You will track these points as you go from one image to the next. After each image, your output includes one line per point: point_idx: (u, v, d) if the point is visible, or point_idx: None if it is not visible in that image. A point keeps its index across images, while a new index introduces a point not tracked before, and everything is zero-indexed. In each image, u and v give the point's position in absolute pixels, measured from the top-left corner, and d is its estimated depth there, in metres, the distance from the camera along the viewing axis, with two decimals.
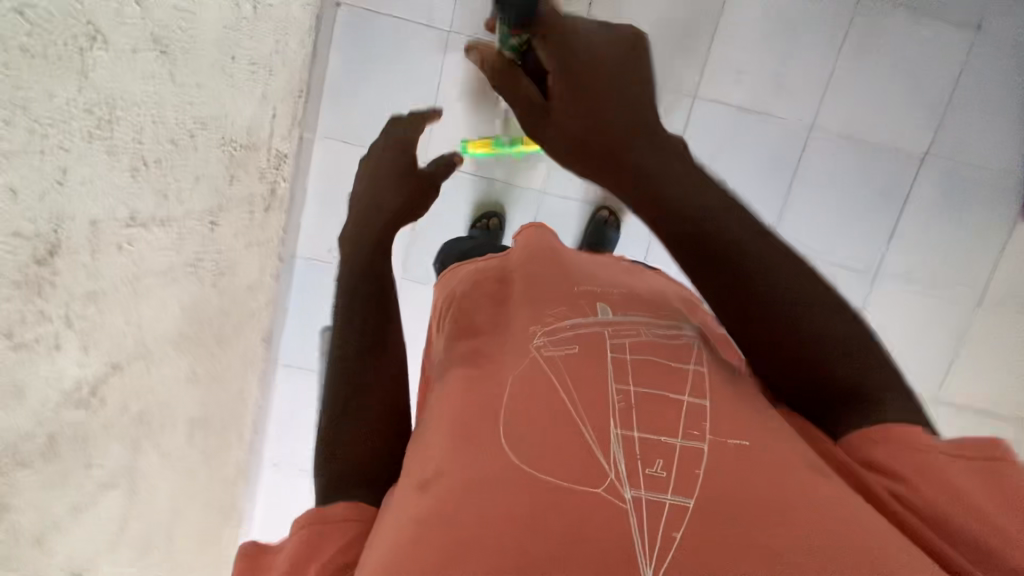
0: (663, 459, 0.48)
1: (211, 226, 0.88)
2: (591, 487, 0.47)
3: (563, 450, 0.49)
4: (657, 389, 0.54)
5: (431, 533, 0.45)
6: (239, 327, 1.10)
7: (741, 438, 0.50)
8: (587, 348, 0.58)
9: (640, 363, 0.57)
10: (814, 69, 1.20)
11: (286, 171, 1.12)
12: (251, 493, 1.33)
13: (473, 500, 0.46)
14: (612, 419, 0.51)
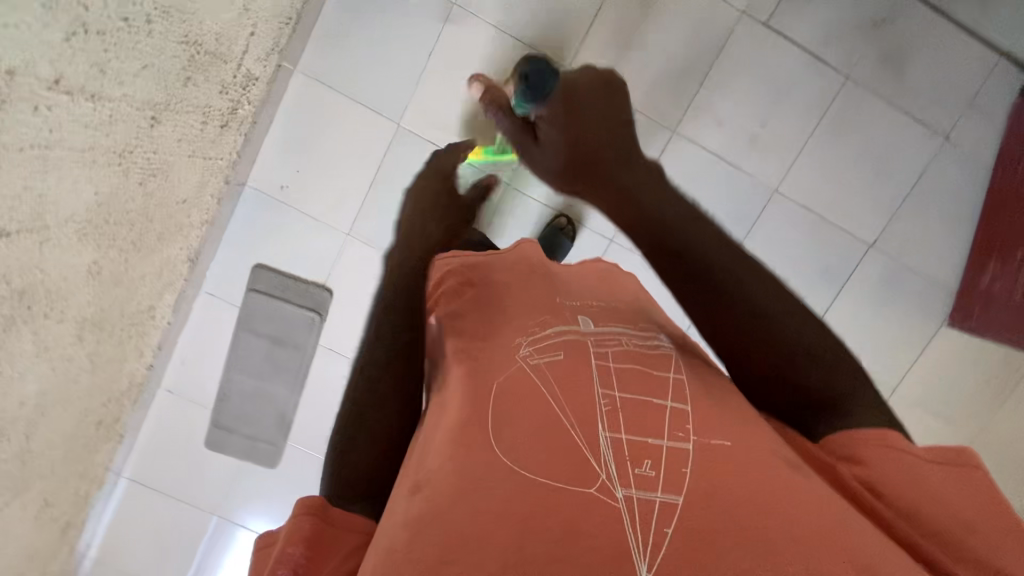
0: (650, 458, 0.49)
1: (149, 120, 0.86)
2: (581, 486, 0.47)
3: (553, 453, 0.50)
4: (639, 395, 0.55)
5: (423, 533, 0.45)
6: (163, 239, 1.06)
7: (721, 438, 0.50)
8: (572, 354, 0.59)
9: (622, 371, 0.57)
10: (792, 135, 1.23)
11: (255, 94, 1.09)
12: (139, 412, 1.31)
13: (467, 501, 0.47)
14: (599, 423, 0.52)
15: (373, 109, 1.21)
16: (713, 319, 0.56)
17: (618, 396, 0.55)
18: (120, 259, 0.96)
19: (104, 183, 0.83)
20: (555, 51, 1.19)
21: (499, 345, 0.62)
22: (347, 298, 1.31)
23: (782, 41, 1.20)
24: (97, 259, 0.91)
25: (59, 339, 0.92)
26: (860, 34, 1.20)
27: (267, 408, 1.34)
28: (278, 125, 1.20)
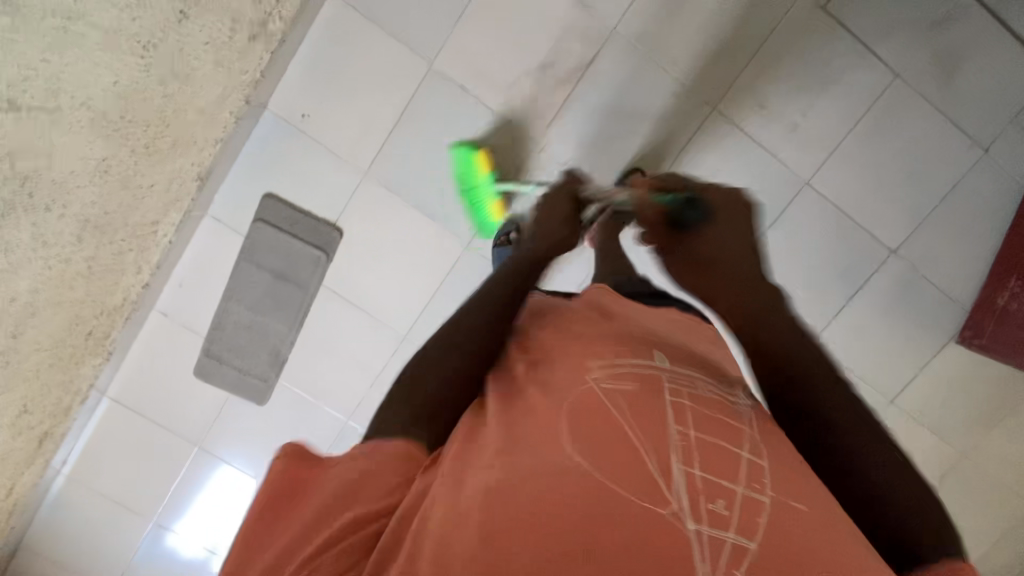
0: (724, 498, 0.49)
1: (178, 16, 0.81)
2: (655, 509, 0.48)
3: (626, 473, 0.50)
4: (714, 436, 0.54)
5: (492, 538, 0.46)
6: (176, 149, 1.00)
7: (797, 501, 0.51)
8: (646, 384, 0.58)
9: (698, 408, 0.57)
10: (831, 129, 1.20)
11: (288, 11, 1.04)
12: (129, 332, 1.27)
13: (539, 509, 0.48)
14: (675, 456, 0.52)
15: (406, 44, 1.15)
16: (806, 422, 0.63)
17: (692, 433, 0.54)
18: (130, 161, 0.91)
19: (123, 72, 0.78)
20: (603, 7, 1.14)
21: (567, 363, 0.62)
22: (357, 241, 1.27)
23: (837, 29, 1.15)
24: (106, 156, 0.86)
25: (58, 237, 0.87)
26: (917, 32, 1.16)
27: (261, 342, 1.31)
28: (306, 48, 1.14)
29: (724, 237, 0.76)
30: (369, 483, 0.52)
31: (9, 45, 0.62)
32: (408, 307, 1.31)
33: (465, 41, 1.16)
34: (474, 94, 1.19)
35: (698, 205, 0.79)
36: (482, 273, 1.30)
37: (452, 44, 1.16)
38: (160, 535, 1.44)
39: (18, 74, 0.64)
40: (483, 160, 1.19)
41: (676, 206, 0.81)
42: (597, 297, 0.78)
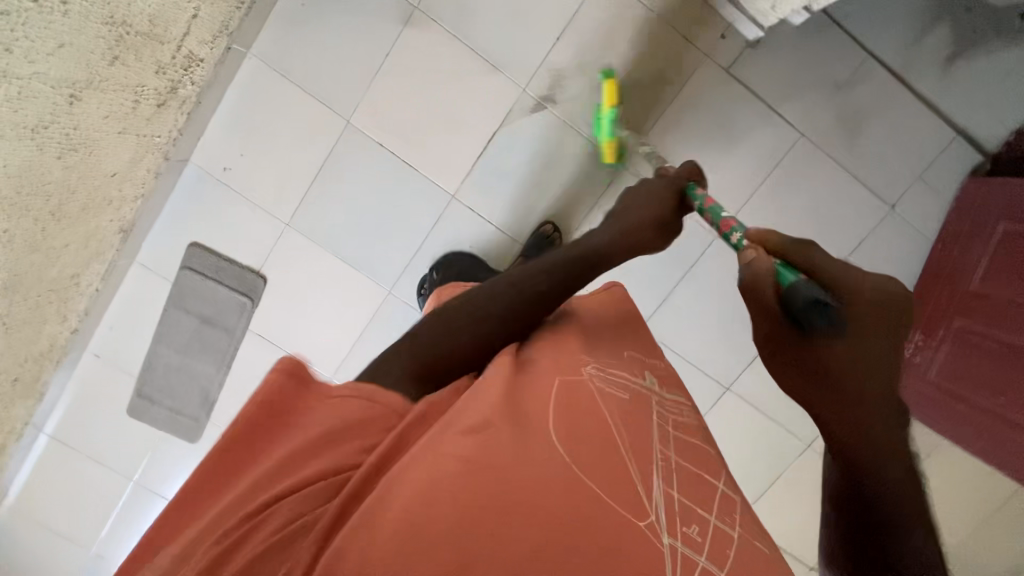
0: (697, 524, 0.57)
1: (69, 100, 0.85)
2: (636, 517, 0.54)
3: (614, 475, 0.56)
4: (693, 467, 0.64)
5: (456, 481, 0.50)
6: (87, 210, 1.05)
7: (759, 543, 0.60)
8: (635, 406, 0.65)
9: (682, 442, 0.66)
10: (741, 185, 1.24)
11: (198, 76, 1.07)
12: (63, 372, 1.31)
13: (525, 467, 0.53)
14: (654, 471, 0.59)
15: (325, 102, 1.19)
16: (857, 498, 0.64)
17: (673, 461, 0.62)
18: (36, 228, 0.96)
19: (14, 156, 0.81)
20: (516, 68, 1.18)
21: (567, 355, 0.66)
22: (282, 286, 1.31)
23: (744, 90, 1.19)
24: (8, 229, 0.89)
25: None
26: (821, 93, 1.20)
27: (190, 382, 1.34)
28: (225, 106, 1.18)
29: (850, 353, 0.62)
30: (341, 432, 0.52)
31: None
32: (334, 351, 1.35)
33: (395, 100, 1.19)
34: (390, 148, 1.22)
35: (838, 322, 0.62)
36: (404, 318, 1.34)
37: (384, 103, 1.19)
38: (99, 564, 1.46)
39: None
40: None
41: (806, 304, 0.62)
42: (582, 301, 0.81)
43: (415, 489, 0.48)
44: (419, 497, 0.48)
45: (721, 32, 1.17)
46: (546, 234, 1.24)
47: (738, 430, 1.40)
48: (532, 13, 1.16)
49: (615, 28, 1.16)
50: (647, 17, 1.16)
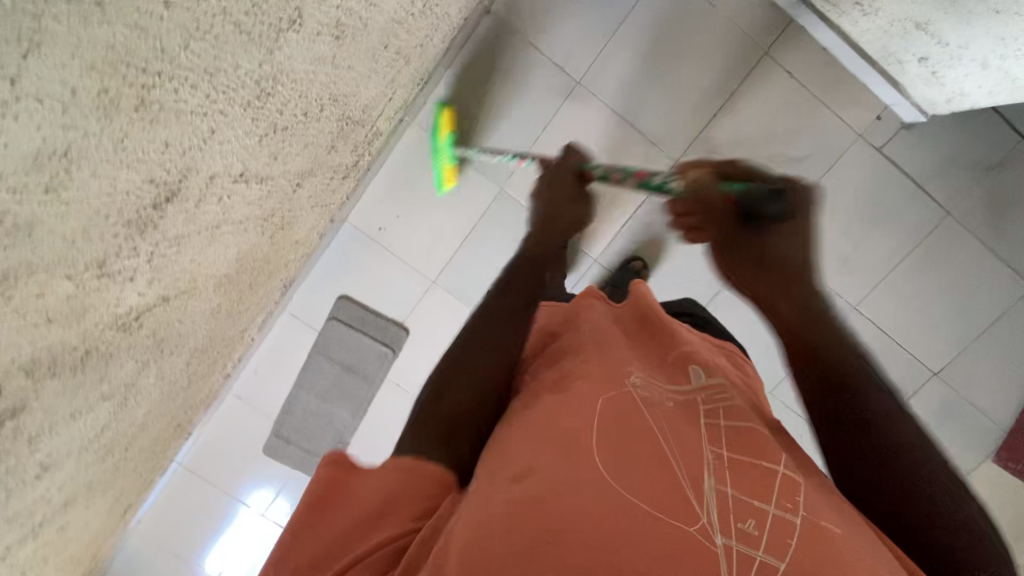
0: (753, 517, 0.51)
1: (294, 188, 0.89)
2: (685, 522, 0.49)
3: (654, 484, 0.53)
4: (748, 457, 0.57)
5: (510, 522, 0.48)
6: (270, 274, 1.09)
7: (830, 522, 0.50)
8: (679, 415, 0.62)
9: (735, 434, 0.60)
10: (881, 260, 1.27)
11: (375, 147, 1.12)
12: (208, 412, 1.36)
13: (572, 492, 0.51)
14: (705, 471, 0.54)
15: (479, 169, 1.24)
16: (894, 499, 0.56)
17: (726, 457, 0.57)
18: (236, 297, 1.01)
19: (244, 242, 0.86)
20: (670, 141, 1.21)
21: (607, 377, 0.65)
22: (423, 339, 1.35)
23: (891, 169, 1.22)
24: (219, 302, 0.94)
25: (173, 368, 0.95)
26: (971, 174, 1.22)
27: (326, 428, 1.40)
28: (388, 170, 1.23)
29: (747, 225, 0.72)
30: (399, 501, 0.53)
31: (132, 268, 0.62)
32: None
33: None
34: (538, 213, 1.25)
35: (778, 196, 0.70)
36: None
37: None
38: None
39: (132, 275, 0.62)
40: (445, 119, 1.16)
41: (757, 194, 0.69)
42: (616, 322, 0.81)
43: (467, 528, 0.47)
44: (473, 539, 0.47)
45: (876, 112, 1.19)
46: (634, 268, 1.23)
47: None
48: (696, 92, 1.19)
49: (773, 107, 1.19)
50: (806, 98, 1.19)
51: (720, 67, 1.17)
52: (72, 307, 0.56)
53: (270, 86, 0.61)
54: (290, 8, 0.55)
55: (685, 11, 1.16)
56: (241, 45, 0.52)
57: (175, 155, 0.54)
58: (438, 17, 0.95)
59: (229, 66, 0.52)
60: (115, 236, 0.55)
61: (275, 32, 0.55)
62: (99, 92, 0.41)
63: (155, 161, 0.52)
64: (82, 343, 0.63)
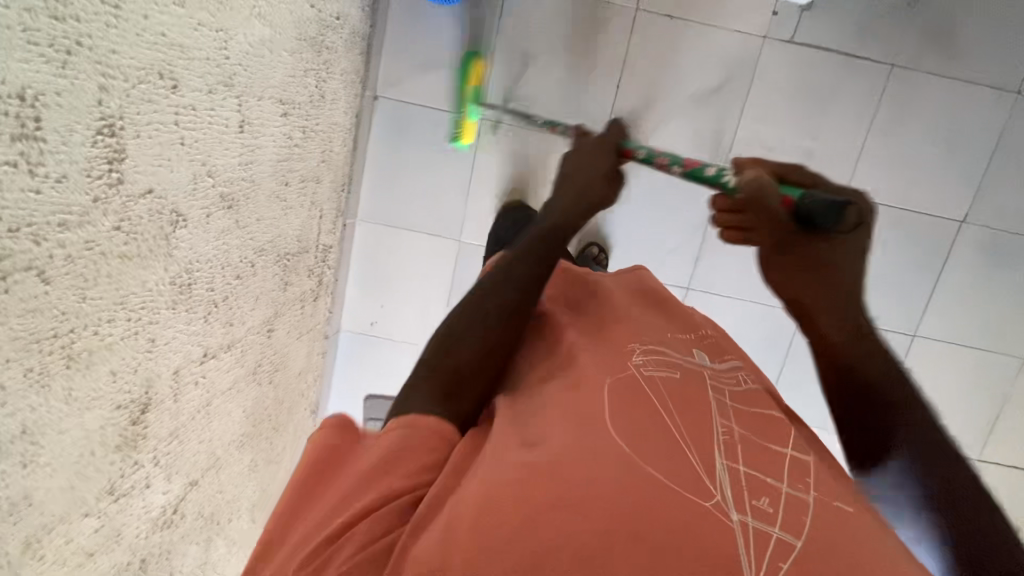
0: (766, 496, 0.49)
1: (268, 333, 0.96)
2: (699, 496, 0.48)
3: (669, 454, 0.51)
4: (758, 437, 0.56)
5: (519, 488, 0.47)
6: (292, 409, 1.17)
7: (840, 504, 0.51)
8: (691, 384, 0.60)
9: (748, 413, 0.59)
10: (848, 138, 1.21)
11: (331, 260, 1.18)
12: None
13: (582, 459, 0.49)
14: (716, 448, 0.53)
15: (433, 232, 1.28)
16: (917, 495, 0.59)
17: (738, 433, 0.55)
18: (268, 445, 1.07)
19: (248, 398, 0.93)
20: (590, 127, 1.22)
21: (612, 350, 0.64)
22: None
23: (813, 52, 1.18)
24: (252, 458, 1.01)
25: (242, 530, 1.03)
26: (897, 18, 1.16)
27: None
28: (356, 271, 1.30)
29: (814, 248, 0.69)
30: (401, 459, 0.51)
31: (144, 477, 0.69)
32: None
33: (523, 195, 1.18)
34: None
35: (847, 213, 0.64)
36: None
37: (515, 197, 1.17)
38: None
39: (147, 482, 0.69)
40: (472, 74, 1.16)
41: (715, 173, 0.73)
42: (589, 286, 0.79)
43: (476, 491, 0.47)
44: (485, 510, 0.45)
45: (771, 8, 1.16)
46: (592, 256, 1.24)
47: (945, 371, 1.32)
48: (590, 73, 1.19)
49: (669, 52, 1.18)
50: (695, 29, 1.17)
51: (602, 41, 1.18)
52: (107, 533, 0.64)
53: (187, 278, 0.68)
54: (166, 213, 0.61)
55: (547, 7, 1.17)
56: (136, 267, 0.58)
57: (128, 373, 0.61)
58: (326, 131, 1.01)
59: (135, 287, 0.59)
60: (111, 463, 0.62)
61: (164, 238, 0.62)
62: (26, 372, 0.47)
63: (113, 391, 0.59)
64: (133, 555, 0.70)
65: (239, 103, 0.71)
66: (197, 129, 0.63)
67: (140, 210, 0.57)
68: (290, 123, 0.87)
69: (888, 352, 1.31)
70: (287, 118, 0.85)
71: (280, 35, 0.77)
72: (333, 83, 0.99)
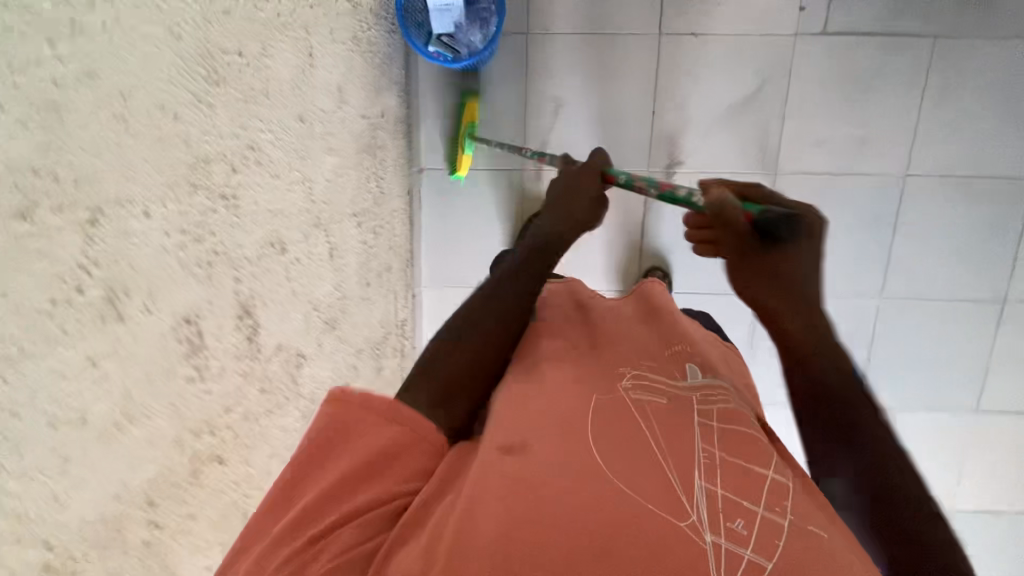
0: (742, 515, 0.42)
1: None
2: (672, 515, 0.42)
3: (643, 471, 0.44)
4: (742, 461, 0.46)
5: (485, 506, 0.42)
6: None
7: (815, 528, 0.42)
8: (677, 407, 0.50)
9: (738, 435, 0.48)
10: (903, 116, 1.16)
11: (409, 335, 1.20)
12: None
13: (551, 478, 0.43)
14: (697, 467, 0.45)
15: None
16: None
17: (719, 455, 0.46)
18: None
19: None
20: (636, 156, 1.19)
21: (598, 367, 0.55)
22: None
23: (850, 38, 1.14)
24: None
25: None
26: None
27: None
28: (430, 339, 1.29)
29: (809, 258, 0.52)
30: (377, 465, 0.44)
31: None
32: None
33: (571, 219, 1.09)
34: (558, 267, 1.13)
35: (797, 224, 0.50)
36: None
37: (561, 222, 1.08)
38: None
39: None
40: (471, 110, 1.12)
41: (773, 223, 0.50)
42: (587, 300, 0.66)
43: (471, 503, 0.42)
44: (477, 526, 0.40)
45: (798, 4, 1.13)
46: (658, 284, 1.07)
47: None
48: (626, 104, 1.16)
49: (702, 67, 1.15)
50: (723, 38, 1.14)
51: (634, 71, 1.15)
52: None
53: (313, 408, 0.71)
54: (293, 356, 0.65)
55: (570, 50, 1.14)
56: (282, 414, 0.63)
57: None
58: (390, 219, 1.05)
59: (281, 433, 0.63)
60: None
61: (294, 379, 0.66)
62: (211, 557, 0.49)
63: None
64: None
65: (327, 235, 0.76)
66: (302, 269, 0.68)
67: (273, 365, 0.61)
68: (364, 230, 0.92)
69: (992, 326, 1.23)
70: (359, 228, 0.89)
71: (346, 159, 0.82)
72: (388, 176, 1.03)
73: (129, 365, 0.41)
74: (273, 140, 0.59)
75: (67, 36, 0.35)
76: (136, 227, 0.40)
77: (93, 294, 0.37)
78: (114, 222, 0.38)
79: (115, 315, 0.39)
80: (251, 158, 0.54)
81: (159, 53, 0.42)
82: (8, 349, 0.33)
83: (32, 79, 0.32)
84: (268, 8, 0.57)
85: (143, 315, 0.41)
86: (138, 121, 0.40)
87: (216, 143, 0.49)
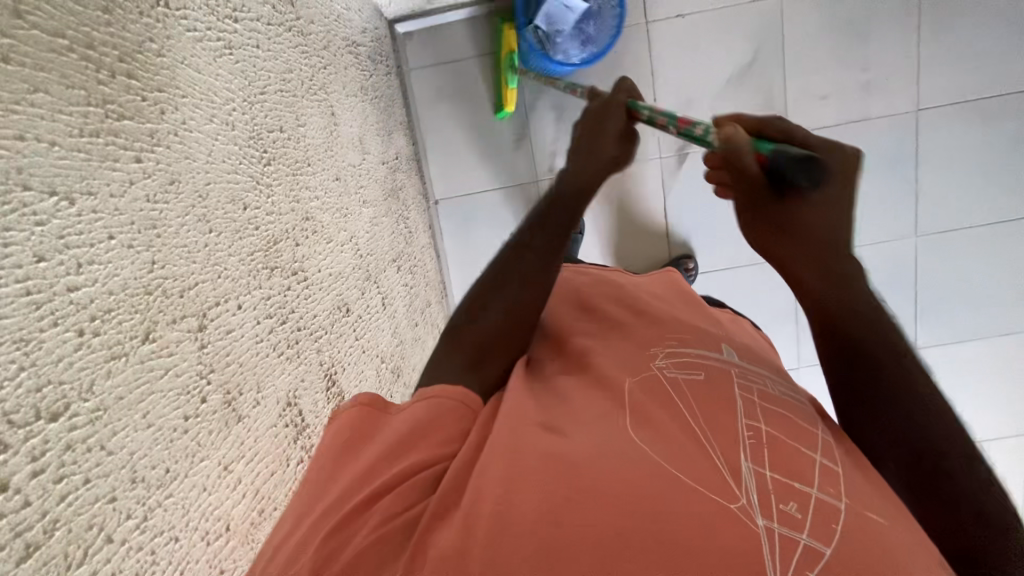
0: (794, 493, 0.32)
1: None
2: (717, 490, 0.32)
3: (687, 446, 0.35)
4: (787, 434, 0.36)
5: (513, 478, 0.33)
6: None
7: (875, 510, 0.32)
8: (714, 378, 0.40)
9: (777, 410, 0.38)
10: (964, 34, 1.01)
11: None
12: None
13: (588, 453, 0.34)
14: (742, 445, 0.35)
15: None
16: None
17: (767, 430, 0.36)
18: None
19: None
20: None
21: (636, 343, 0.46)
22: None
23: None
24: None
25: None
26: None
27: None
28: None
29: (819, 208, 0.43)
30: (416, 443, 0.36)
31: None
32: None
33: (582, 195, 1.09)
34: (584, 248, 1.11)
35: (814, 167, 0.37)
36: None
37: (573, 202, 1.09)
38: None
39: None
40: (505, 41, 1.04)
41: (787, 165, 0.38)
42: (604, 283, 0.57)
43: (497, 490, 0.32)
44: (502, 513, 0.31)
45: None
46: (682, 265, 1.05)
47: None
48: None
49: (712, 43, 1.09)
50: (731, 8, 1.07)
51: (614, 55, 1.09)
52: None
53: None
54: None
55: None
56: None
57: None
58: (422, 257, 1.04)
59: None
60: None
61: None
62: None
63: None
64: None
65: (378, 288, 0.75)
66: (368, 324, 0.69)
67: None
68: (404, 273, 0.91)
69: None
70: (400, 272, 0.89)
71: (379, 208, 0.82)
72: (413, 216, 1.03)
73: (253, 464, 0.39)
74: (321, 205, 0.59)
75: (150, 147, 0.33)
76: (234, 321, 0.39)
77: (214, 398, 0.36)
78: (216, 323, 0.37)
79: (234, 416, 0.38)
80: (308, 228, 0.55)
81: (220, 146, 0.41)
82: (161, 471, 0.30)
83: (130, 201, 0.31)
84: (291, 77, 0.57)
85: (255, 407, 0.40)
86: (216, 216, 0.39)
87: (279, 221, 0.49)
